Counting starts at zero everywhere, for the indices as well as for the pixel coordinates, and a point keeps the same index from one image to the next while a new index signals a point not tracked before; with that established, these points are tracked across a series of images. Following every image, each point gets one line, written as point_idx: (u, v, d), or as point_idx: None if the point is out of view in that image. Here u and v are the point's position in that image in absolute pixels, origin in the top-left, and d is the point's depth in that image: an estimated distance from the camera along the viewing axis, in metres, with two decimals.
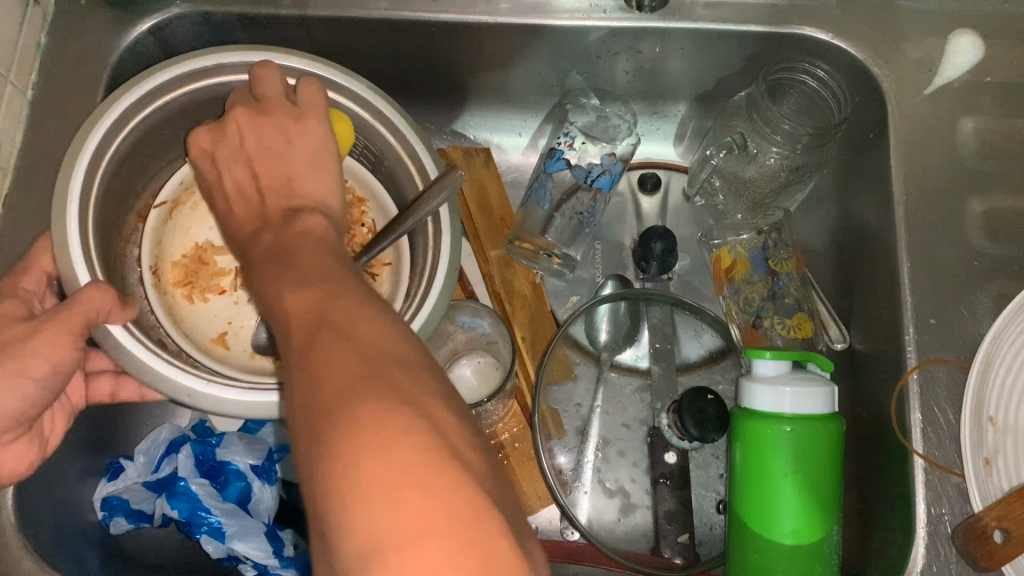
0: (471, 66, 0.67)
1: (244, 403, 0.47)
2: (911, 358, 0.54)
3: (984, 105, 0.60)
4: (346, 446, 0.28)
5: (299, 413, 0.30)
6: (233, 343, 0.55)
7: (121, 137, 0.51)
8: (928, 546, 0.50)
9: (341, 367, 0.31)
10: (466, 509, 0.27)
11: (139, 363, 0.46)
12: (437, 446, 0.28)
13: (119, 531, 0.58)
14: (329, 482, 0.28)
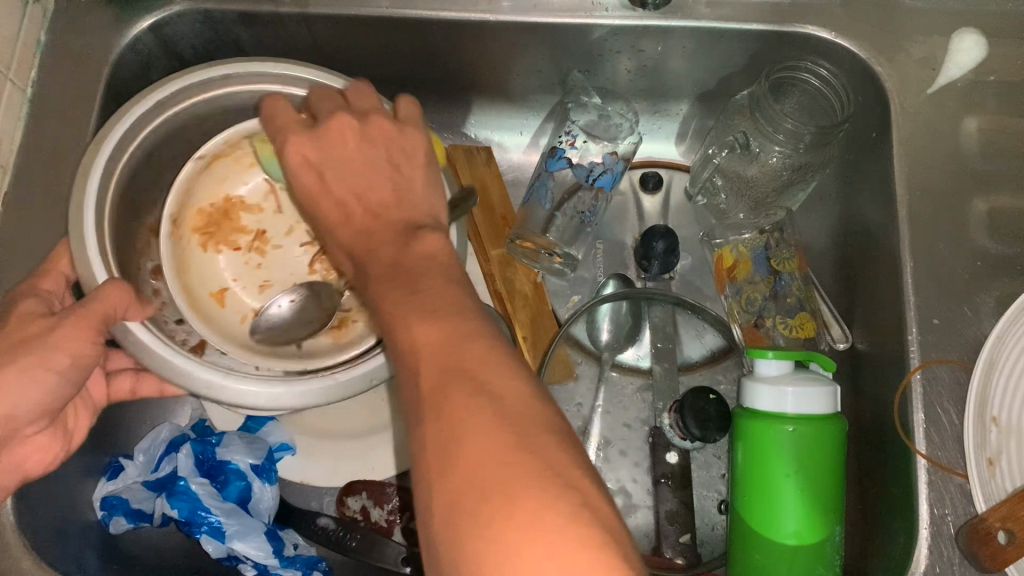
0: (472, 65, 0.67)
1: (262, 393, 0.50)
2: (913, 358, 0.54)
3: (988, 104, 0.59)
4: (477, 509, 0.29)
5: (430, 465, 0.31)
6: (229, 301, 0.58)
7: (141, 140, 0.54)
8: (930, 547, 0.50)
9: (453, 403, 0.32)
10: (588, 549, 0.28)
11: (164, 360, 0.48)
12: (571, 520, 0.29)
13: (119, 531, 0.58)
14: (462, 544, 0.29)
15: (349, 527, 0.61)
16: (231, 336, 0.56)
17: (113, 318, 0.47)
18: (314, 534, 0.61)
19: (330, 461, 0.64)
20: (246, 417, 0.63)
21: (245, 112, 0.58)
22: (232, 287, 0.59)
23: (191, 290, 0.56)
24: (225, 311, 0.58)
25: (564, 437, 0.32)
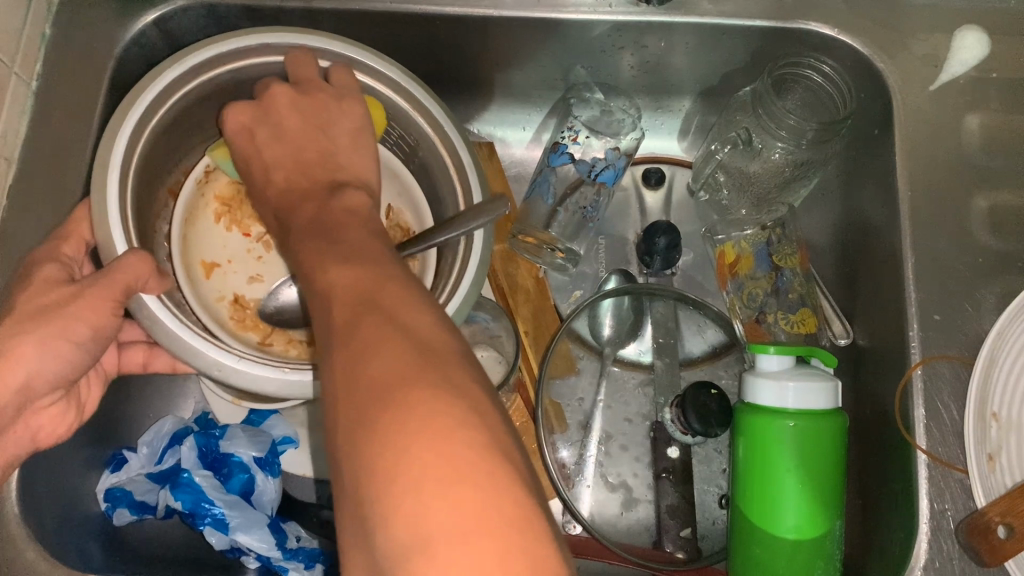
0: (475, 60, 0.67)
1: (247, 374, 0.47)
2: (914, 354, 0.54)
3: (990, 101, 0.60)
4: (385, 422, 0.29)
5: (342, 394, 0.31)
6: (218, 277, 0.57)
7: (172, 102, 0.52)
8: (930, 542, 0.50)
9: (365, 333, 0.32)
10: (480, 459, 0.28)
11: (166, 329, 0.47)
12: (474, 429, 0.29)
13: (122, 523, 0.59)
14: (360, 451, 0.29)
15: None
16: (216, 316, 0.54)
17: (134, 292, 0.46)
18: (316, 526, 0.62)
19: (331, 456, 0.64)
20: (250, 410, 0.64)
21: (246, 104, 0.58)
22: (230, 266, 0.57)
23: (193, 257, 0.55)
24: (217, 288, 0.56)
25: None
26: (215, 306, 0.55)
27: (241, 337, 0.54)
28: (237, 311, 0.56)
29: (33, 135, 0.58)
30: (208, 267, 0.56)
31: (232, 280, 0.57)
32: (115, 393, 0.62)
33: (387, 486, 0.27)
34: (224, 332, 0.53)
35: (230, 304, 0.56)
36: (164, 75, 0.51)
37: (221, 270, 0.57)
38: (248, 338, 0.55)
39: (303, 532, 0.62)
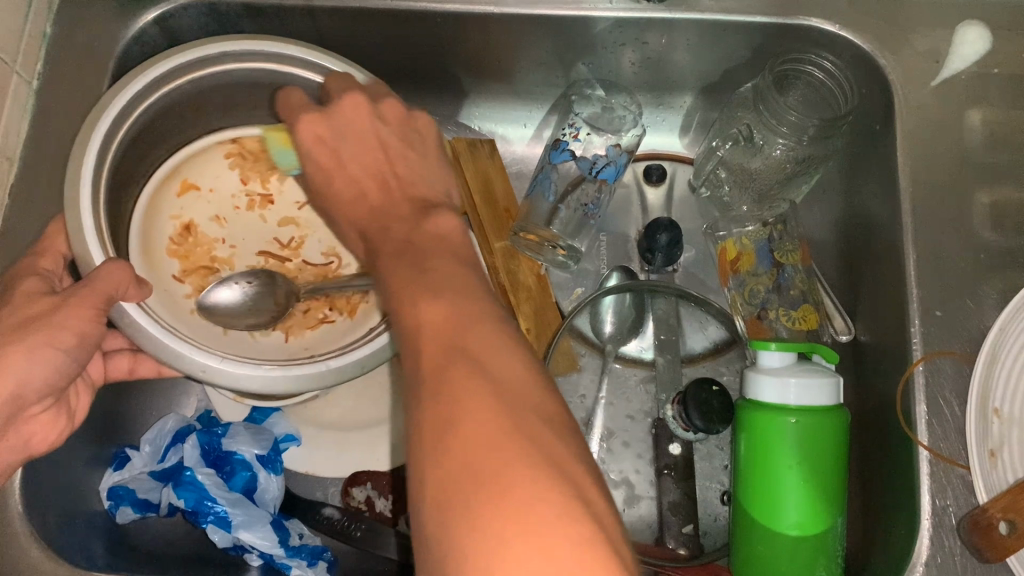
0: (476, 57, 0.67)
1: (252, 377, 0.50)
2: (917, 350, 0.54)
3: (992, 97, 0.59)
4: (473, 484, 0.30)
5: (427, 443, 0.31)
6: (192, 203, 0.61)
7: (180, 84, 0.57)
8: (932, 538, 0.50)
9: (451, 381, 0.33)
10: (569, 529, 0.29)
11: (156, 339, 0.49)
12: (559, 494, 0.30)
13: (125, 520, 0.59)
14: (446, 509, 0.30)
15: (352, 518, 0.61)
16: (154, 229, 0.59)
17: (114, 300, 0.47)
18: (318, 523, 0.62)
19: (334, 451, 0.65)
20: (252, 408, 0.64)
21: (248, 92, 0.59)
22: (211, 198, 0.62)
23: (178, 170, 0.61)
24: (182, 207, 0.61)
25: (570, 427, 0.33)
26: (159, 224, 0.59)
27: (164, 267, 0.58)
28: (179, 238, 0.60)
29: (34, 134, 0.58)
30: (187, 183, 0.61)
31: (199, 211, 0.61)
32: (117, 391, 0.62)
33: (474, 549, 0.28)
34: (144, 258, 0.57)
35: (176, 230, 0.60)
36: (178, 56, 0.55)
37: (195, 196, 0.61)
38: (168, 267, 0.58)
39: (306, 528, 0.61)
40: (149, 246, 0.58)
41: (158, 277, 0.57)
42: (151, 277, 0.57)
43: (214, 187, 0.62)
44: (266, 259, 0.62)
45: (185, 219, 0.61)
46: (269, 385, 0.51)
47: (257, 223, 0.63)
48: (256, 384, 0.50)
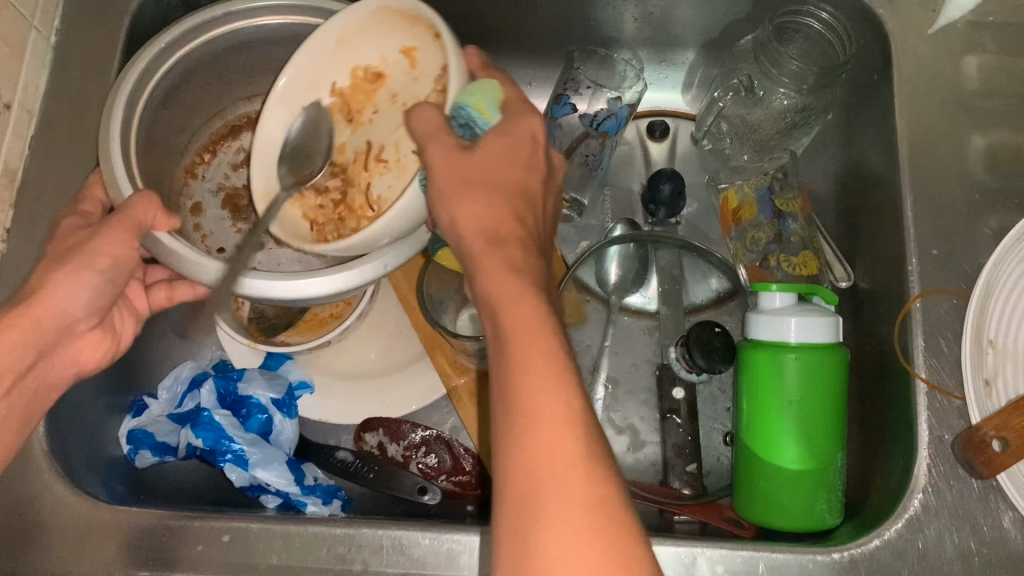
0: (482, 16, 0.69)
1: (287, 285, 0.48)
2: (914, 286, 0.55)
3: (987, 43, 0.61)
4: (537, 411, 0.36)
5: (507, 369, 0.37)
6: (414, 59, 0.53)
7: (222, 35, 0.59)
8: (930, 465, 0.52)
9: (532, 323, 0.38)
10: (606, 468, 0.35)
11: (188, 261, 0.48)
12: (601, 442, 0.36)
13: (144, 464, 0.61)
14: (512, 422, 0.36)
15: (366, 460, 0.63)
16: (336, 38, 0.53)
17: (144, 231, 0.48)
18: (333, 467, 0.63)
19: (345, 398, 0.67)
20: (265, 355, 0.66)
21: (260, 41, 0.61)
22: (418, 74, 0.53)
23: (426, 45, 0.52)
24: (392, 60, 0.54)
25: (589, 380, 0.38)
26: (396, 76, 0.54)
27: (303, 56, 0.53)
28: (363, 72, 0.54)
29: (53, 88, 0.59)
30: (413, 56, 0.53)
31: (393, 81, 0.54)
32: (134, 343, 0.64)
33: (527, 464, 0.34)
34: (329, 54, 0.53)
35: (369, 68, 0.54)
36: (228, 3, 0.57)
37: (405, 65, 0.53)
38: (333, 76, 0.54)
39: (321, 472, 0.63)
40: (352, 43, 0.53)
41: (310, 67, 0.54)
42: (301, 62, 0.53)
43: (418, 77, 0.53)
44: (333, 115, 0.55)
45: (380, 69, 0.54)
46: (296, 287, 0.48)
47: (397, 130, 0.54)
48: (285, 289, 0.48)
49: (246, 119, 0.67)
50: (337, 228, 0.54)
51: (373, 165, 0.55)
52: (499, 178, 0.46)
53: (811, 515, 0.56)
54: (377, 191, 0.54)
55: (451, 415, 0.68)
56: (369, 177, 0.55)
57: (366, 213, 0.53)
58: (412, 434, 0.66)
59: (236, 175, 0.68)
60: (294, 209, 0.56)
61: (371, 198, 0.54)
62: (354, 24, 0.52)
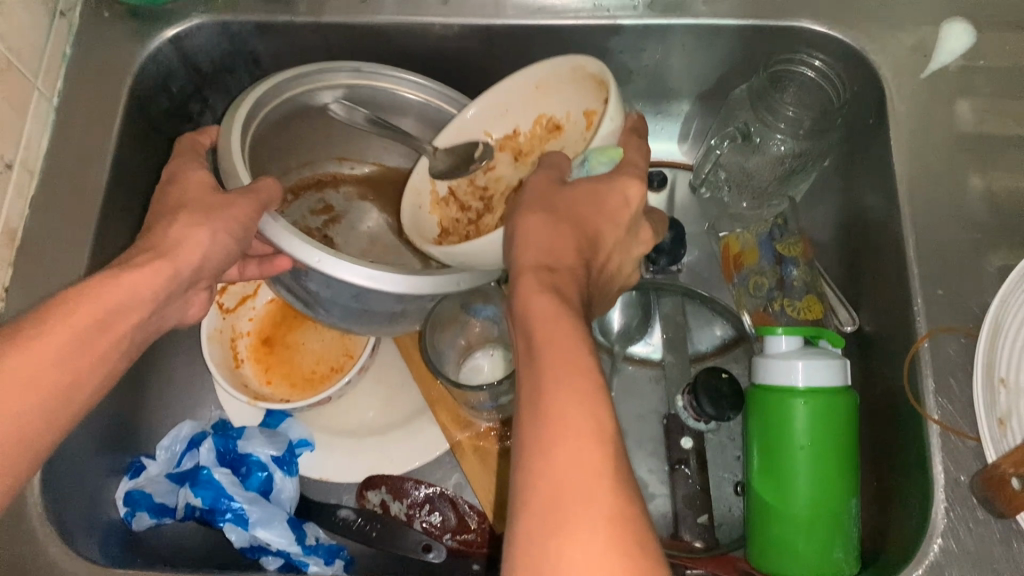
0: (480, 70, 0.70)
1: (367, 277, 0.51)
2: (921, 326, 0.54)
3: (979, 88, 0.62)
4: (545, 477, 0.32)
5: (525, 426, 0.34)
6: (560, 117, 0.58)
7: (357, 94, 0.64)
8: (948, 509, 0.50)
9: (550, 365, 0.35)
10: (619, 552, 0.31)
11: (290, 237, 0.52)
12: (611, 517, 0.31)
13: (141, 527, 0.59)
14: (524, 490, 0.33)
15: (369, 518, 0.62)
16: (579, 85, 0.56)
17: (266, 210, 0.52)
18: (335, 526, 0.62)
19: (347, 456, 0.66)
20: (265, 413, 0.66)
21: (352, 105, 0.65)
22: (569, 126, 0.57)
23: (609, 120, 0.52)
24: (578, 121, 0.57)
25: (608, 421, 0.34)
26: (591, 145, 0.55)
27: (558, 102, 0.58)
28: (546, 121, 0.59)
29: (54, 147, 0.60)
30: (589, 119, 0.55)
31: (568, 137, 0.58)
32: (132, 402, 0.63)
33: (534, 549, 0.31)
34: (533, 97, 0.58)
35: (553, 119, 0.59)
36: (370, 69, 0.63)
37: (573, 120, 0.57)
38: (522, 117, 0.59)
39: (322, 532, 0.62)
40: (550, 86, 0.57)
41: (509, 106, 0.59)
42: (502, 107, 0.59)
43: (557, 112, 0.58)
44: None
45: (563, 123, 0.58)
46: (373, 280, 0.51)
47: None
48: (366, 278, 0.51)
49: (332, 177, 0.72)
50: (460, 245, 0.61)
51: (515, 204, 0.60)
52: (576, 213, 0.43)
53: (827, 561, 0.54)
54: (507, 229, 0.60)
55: (455, 470, 0.66)
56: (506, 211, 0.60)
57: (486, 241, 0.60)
58: (415, 491, 0.64)
59: (312, 219, 0.70)
60: (434, 217, 0.62)
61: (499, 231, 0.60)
62: (552, 80, 0.56)
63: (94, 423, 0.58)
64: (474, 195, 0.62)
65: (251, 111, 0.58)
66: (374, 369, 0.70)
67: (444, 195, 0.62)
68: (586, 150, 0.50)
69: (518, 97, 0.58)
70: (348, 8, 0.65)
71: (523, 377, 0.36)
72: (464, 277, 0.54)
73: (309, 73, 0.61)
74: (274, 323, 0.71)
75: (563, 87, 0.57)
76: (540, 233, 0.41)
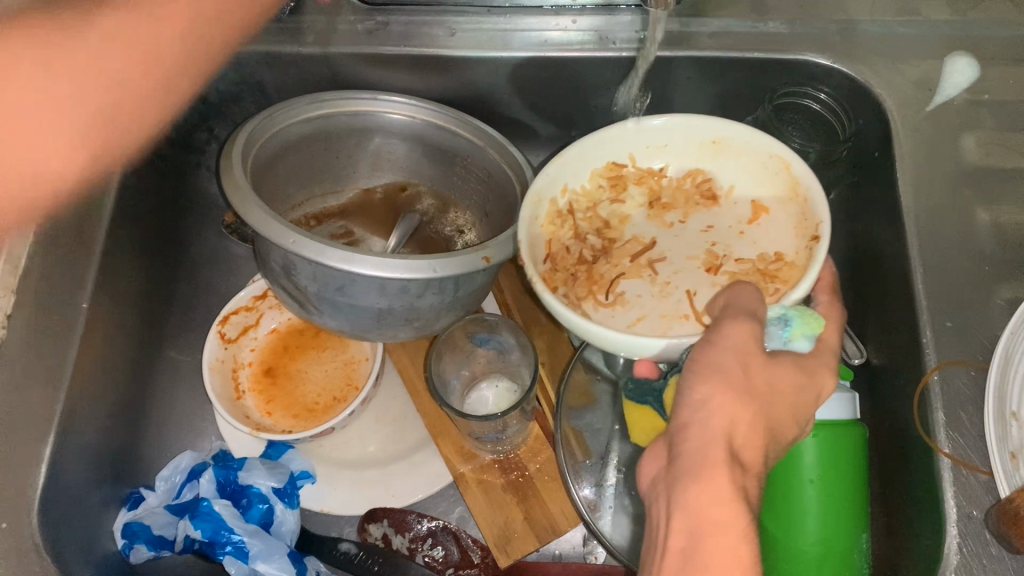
0: (487, 102, 0.71)
1: (342, 256, 0.51)
2: (930, 359, 0.54)
3: (985, 122, 0.62)
4: None
5: None
6: (719, 190, 0.57)
7: (363, 119, 0.65)
8: (960, 545, 0.49)
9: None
10: None
11: (264, 219, 0.52)
12: None
13: (139, 560, 0.59)
14: None
15: (370, 552, 0.62)
16: (762, 167, 0.55)
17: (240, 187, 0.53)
18: (336, 559, 0.62)
19: (349, 488, 0.65)
20: (267, 444, 0.65)
21: (358, 130, 0.66)
22: (724, 210, 0.56)
23: (800, 254, 0.52)
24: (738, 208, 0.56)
25: None
26: (743, 245, 0.54)
27: (724, 168, 0.57)
28: (699, 186, 0.57)
29: None
30: (760, 212, 0.55)
31: (719, 215, 0.56)
32: (131, 433, 0.62)
33: None
34: (699, 151, 0.57)
35: (709, 188, 0.57)
36: (380, 95, 0.64)
37: (732, 203, 0.56)
38: (677, 162, 0.58)
39: (323, 566, 0.63)
40: (726, 149, 0.56)
41: (672, 143, 0.57)
42: (667, 143, 0.57)
43: (720, 182, 0.57)
44: (699, 263, 0.54)
45: (720, 196, 0.57)
46: (346, 259, 0.51)
47: (684, 256, 0.54)
48: (339, 258, 0.51)
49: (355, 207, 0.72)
50: (569, 282, 0.53)
51: (639, 265, 0.54)
52: (774, 401, 0.41)
53: None
54: (626, 289, 0.53)
55: (457, 504, 0.66)
56: (626, 269, 0.54)
57: (600, 295, 0.53)
58: (418, 525, 0.64)
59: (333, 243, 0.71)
60: (545, 231, 0.55)
61: (615, 287, 0.54)
62: (737, 142, 0.55)
63: (92, 455, 0.57)
64: (593, 224, 0.57)
65: (259, 129, 0.60)
66: (378, 400, 0.70)
67: (564, 209, 0.57)
68: (788, 309, 0.45)
69: (686, 144, 0.57)
70: (355, 39, 0.65)
71: (679, 554, 0.38)
72: (445, 262, 0.53)
73: (317, 96, 0.63)
74: (276, 353, 0.71)
75: (742, 155, 0.56)
76: (731, 418, 0.39)
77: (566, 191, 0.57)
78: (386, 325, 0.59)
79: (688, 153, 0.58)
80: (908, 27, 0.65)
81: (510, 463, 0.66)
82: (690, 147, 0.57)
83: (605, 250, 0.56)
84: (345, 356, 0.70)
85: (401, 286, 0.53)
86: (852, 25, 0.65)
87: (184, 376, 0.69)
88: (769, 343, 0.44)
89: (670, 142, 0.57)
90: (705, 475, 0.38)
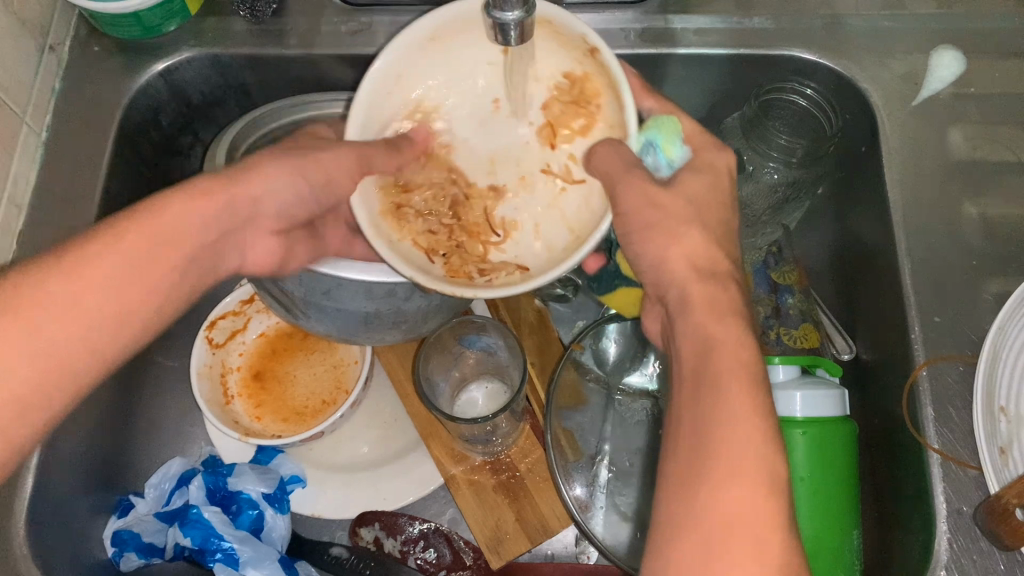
0: None
1: (327, 263, 0.51)
2: (919, 355, 0.54)
3: (971, 115, 0.62)
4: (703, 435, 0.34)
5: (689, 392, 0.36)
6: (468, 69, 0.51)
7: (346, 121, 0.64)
8: (951, 540, 0.49)
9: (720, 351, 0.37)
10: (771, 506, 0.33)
11: None
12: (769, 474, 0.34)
13: (130, 567, 0.59)
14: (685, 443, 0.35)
15: (361, 555, 0.62)
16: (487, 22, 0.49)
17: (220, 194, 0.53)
18: (327, 563, 0.62)
19: (340, 492, 0.64)
20: (256, 449, 0.65)
21: None
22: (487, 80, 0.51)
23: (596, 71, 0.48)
24: (493, 64, 0.51)
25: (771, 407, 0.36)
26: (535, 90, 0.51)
27: (455, 50, 0.50)
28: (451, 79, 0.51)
29: (42, 183, 0.59)
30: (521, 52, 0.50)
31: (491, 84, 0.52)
32: (119, 439, 0.62)
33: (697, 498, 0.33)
34: (423, 51, 0.49)
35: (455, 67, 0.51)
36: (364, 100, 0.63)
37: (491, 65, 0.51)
38: (423, 81, 0.50)
39: (314, 570, 0.62)
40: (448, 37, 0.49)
41: (405, 72, 0.49)
42: (406, 75, 0.49)
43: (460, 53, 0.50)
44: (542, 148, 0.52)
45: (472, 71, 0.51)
46: (330, 265, 0.51)
47: (524, 147, 0.52)
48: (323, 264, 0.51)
49: None
50: (463, 250, 0.52)
51: (491, 188, 0.53)
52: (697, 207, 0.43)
53: None
54: (505, 215, 0.52)
55: (449, 505, 0.66)
56: (486, 198, 0.53)
57: (489, 235, 0.52)
58: (410, 527, 0.64)
59: None
60: (409, 241, 0.50)
61: (494, 220, 0.53)
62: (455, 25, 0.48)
63: (80, 464, 0.57)
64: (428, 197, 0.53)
65: (240, 135, 0.59)
66: (370, 402, 0.69)
67: (397, 210, 0.51)
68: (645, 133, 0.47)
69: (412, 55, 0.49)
70: (340, 41, 0.64)
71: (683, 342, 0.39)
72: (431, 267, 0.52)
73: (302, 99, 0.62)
74: (264, 357, 0.71)
75: (464, 28, 0.49)
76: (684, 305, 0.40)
77: (381, 197, 0.50)
78: (375, 329, 0.58)
79: (415, 59, 0.49)
80: (895, 21, 0.65)
81: (503, 463, 0.66)
82: (415, 55, 0.49)
83: (455, 205, 0.53)
84: (333, 359, 0.70)
85: (388, 291, 0.53)
86: (838, 20, 0.64)
87: (173, 381, 0.69)
88: (658, 172, 0.47)
89: (407, 70, 0.49)
90: (694, 304, 0.39)
